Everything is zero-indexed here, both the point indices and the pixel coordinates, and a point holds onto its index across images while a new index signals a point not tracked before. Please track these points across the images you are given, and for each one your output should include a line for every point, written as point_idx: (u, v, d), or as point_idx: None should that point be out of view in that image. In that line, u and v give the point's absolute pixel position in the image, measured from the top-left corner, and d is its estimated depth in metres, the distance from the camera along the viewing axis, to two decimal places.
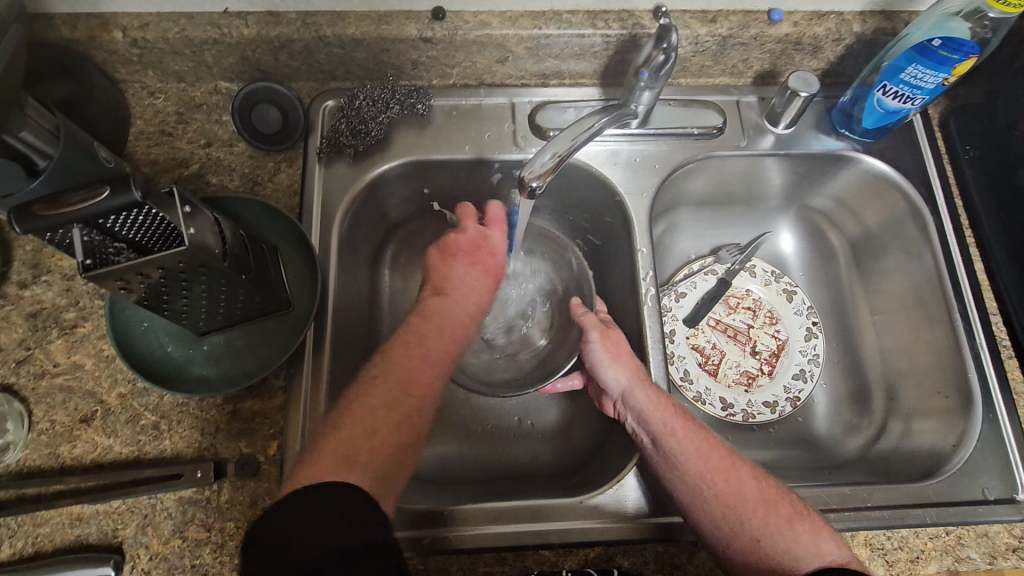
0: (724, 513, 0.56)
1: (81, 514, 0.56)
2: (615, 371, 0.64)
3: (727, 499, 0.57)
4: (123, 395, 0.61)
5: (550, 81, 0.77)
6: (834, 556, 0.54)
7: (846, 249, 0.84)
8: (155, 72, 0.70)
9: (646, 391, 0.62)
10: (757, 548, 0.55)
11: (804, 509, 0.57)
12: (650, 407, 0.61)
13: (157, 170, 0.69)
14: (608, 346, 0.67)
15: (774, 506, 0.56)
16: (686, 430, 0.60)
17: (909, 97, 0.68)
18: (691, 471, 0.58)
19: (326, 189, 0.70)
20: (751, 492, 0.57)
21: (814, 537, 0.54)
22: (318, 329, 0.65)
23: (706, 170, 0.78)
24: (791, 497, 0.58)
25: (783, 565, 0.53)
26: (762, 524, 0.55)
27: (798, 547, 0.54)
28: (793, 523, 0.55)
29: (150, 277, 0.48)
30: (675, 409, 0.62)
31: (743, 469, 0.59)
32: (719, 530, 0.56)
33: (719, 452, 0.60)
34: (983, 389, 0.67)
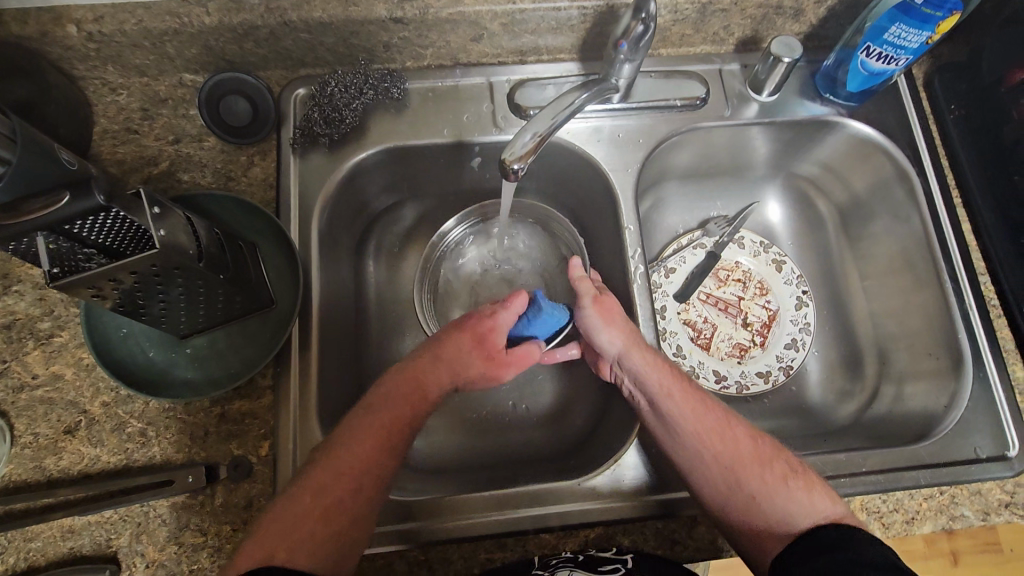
0: (722, 473, 0.56)
1: (73, 526, 0.55)
2: (610, 335, 0.61)
3: (725, 459, 0.57)
4: (106, 404, 0.59)
5: (528, 58, 0.75)
6: (829, 511, 0.54)
7: (833, 215, 0.83)
8: (115, 67, 0.67)
9: (643, 354, 0.60)
10: (754, 506, 0.55)
11: (797, 467, 0.57)
12: (648, 371, 0.60)
13: (125, 170, 0.66)
14: (603, 311, 0.63)
15: (769, 463, 0.57)
16: (684, 393, 0.59)
17: (893, 57, 0.66)
18: (689, 433, 0.58)
19: (303, 181, 0.68)
20: (747, 452, 0.57)
21: (808, 493, 0.55)
22: (303, 325, 0.63)
23: (690, 142, 0.77)
24: (787, 456, 0.58)
25: (779, 521, 0.54)
26: (759, 483, 0.56)
27: (794, 503, 0.54)
28: (787, 480, 0.56)
29: (123, 282, 0.46)
30: (672, 371, 0.61)
31: (739, 428, 0.59)
32: (716, 490, 0.56)
33: (716, 412, 0.59)
34: (972, 343, 0.68)
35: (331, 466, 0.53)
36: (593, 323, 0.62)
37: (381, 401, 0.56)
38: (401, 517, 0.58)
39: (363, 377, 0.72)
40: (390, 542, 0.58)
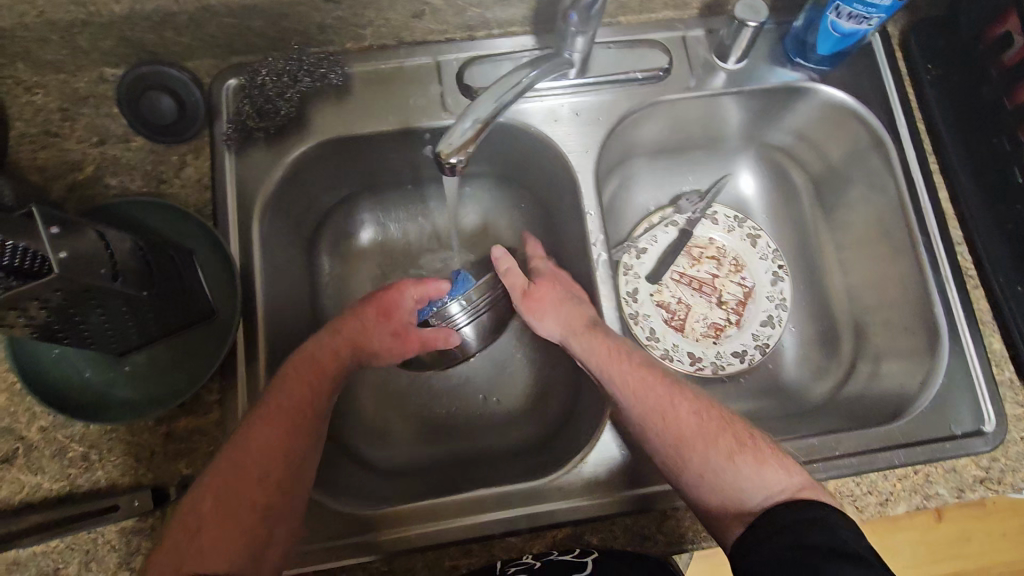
0: (667, 452, 0.54)
1: (18, 558, 0.53)
2: (548, 326, 0.63)
3: (666, 439, 0.55)
4: (44, 429, 0.56)
5: (477, 33, 0.69)
6: (785, 485, 0.51)
7: (809, 185, 0.80)
8: (27, 64, 0.62)
9: (582, 339, 0.61)
10: (703, 482, 0.53)
11: (748, 440, 0.54)
12: (586, 355, 0.60)
13: (48, 177, 0.62)
14: (535, 305, 0.64)
15: (714, 440, 0.54)
16: (623, 372, 0.58)
17: (865, 17, 0.62)
18: (635, 414, 0.56)
19: (241, 179, 0.64)
20: (692, 428, 0.55)
21: (757, 466, 0.52)
22: (251, 334, 0.60)
23: (655, 116, 0.73)
24: (736, 428, 0.56)
25: (731, 495, 0.52)
26: (704, 459, 0.53)
27: (744, 478, 0.52)
28: (733, 457, 0.53)
29: (30, 311, 0.43)
30: (614, 347, 0.59)
31: (682, 403, 0.56)
32: (668, 468, 0.55)
33: (658, 391, 0.57)
34: (942, 301, 0.66)
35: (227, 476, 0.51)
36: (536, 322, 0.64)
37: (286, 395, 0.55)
38: (364, 527, 0.57)
39: None
40: (351, 554, 0.56)
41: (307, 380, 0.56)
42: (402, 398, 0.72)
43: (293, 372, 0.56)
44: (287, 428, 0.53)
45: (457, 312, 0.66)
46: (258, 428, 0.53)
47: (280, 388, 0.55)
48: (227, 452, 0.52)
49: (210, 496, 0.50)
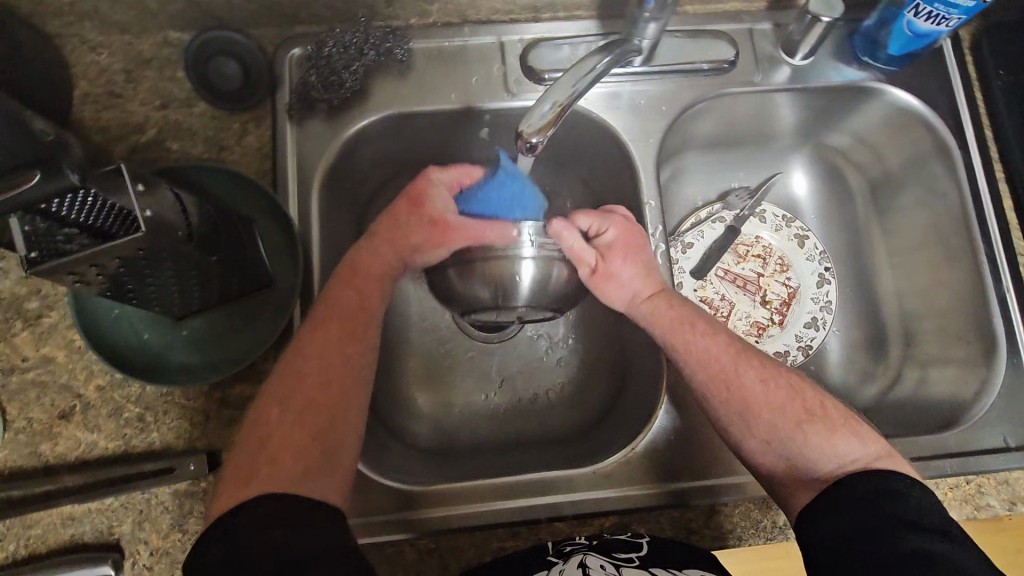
0: (732, 418, 0.55)
1: (73, 513, 0.54)
2: (614, 292, 0.61)
3: (733, 405, 0.55)
4: (101, 388, 0.57)
5: (542, 14, 0.68)
6: (854, 456, 0.51)
7: (862, 187, 0.79)
8: (94, 23, 0.61)
9: (644, 309, 0.60)
10: (769, 448, 0.54)
11: (818, 410, 0.54)
12: (649, 321, 0.60)
13: (111, 138, 0.62)
14: (600, 281, 0.60)
15: (782, 409, 0.54)
16: (686, 336, 0.58)
17: (944, 17, 0.61)
18: (697, 381, 0.57)
19: (301, 150, 0.63)
20: (757, 396, 0.55)
21: (828, 437, 0.52)
22: (306, 306, 0.60)
23: (715, 110, 0.72)
24: (805, 396, 0.55)
25: (798, 463, 0.52)
26: (771, 427, 0.54)
27: (813, 448, 0.52)
28: (801, 427, 0.53)
29: (108, 267, 0.43)
30: (673, 320, 0.59)
31: (749, 372, 0.56)
32: (729, 433, 0.56)
33: (722, 358, 0.57)
34: (999, 292, 0.66)
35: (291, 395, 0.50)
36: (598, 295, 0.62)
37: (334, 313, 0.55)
38: (413, 504, 0.57)
39: None
40: (400, 529, 0.56)
41: (357, 292, 0.56)
42: (444, 380, 0.72)
43: (344, 282, 0.57)
44: (348, 331, 0.54)
45: (535, 233, 0.56)
46: (318, 333, 0.54)
47: (332, 303, 0.55)
48: (288, 359, 0.53)
49: (278, 399, 0.50)
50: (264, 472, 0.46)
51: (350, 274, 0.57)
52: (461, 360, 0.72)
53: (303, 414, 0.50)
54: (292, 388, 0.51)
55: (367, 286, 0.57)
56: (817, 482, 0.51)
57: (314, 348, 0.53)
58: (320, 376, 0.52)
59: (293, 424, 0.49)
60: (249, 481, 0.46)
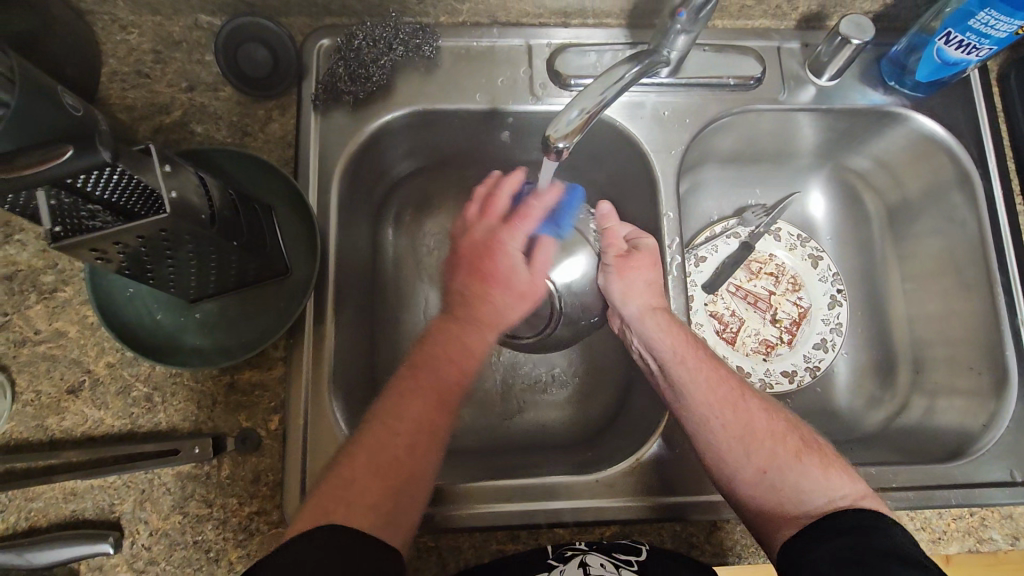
0: (731, 444, 0.54)
1: (75, 488, 0.54)
2: (625, 293, 0.61)
3: (735, 430, 0.55)
4: (112, 365, 0.57)
5: (571, 21, 0.68)
6: (846, 490, 0.52)
7: (879, 212, 0.78)
8: (126, 2, 0.62)
9: (658, 317, 0.59)
10: (763, 479, 0.53)
11: (814, 445, 0.55)
12: (659, 335, 0.59)
13: (136, 117, 0.62)
14: (626, 270, 0.62)
15: (782, 439, 0.55)
16: (697, 359, 0.58)
17: (975, 47, 0.61)
18: (700, 402, 0.56)
19: (323, 140, 0.63)
20: (761, 425, 0.55)
21: (823, 471, 0.53)
22: (319, 296, 0.60)
23: (738, 125, 0.72)
24: (802, 431, 0.56)
25: (792, 497, 0.52)
26: (770, 455, 0.54)
27: (809, 480, 0.52)
28: (801, 457, 0.54)
29: (129, 245, 0.43)
30: (685, 335, 0.59)
31: (754, 402, 0.57)
32: (724, 460, 0.54)
33: (728, 383, 0.57)
34: (1013, 328, 0.66)
35: (373, 440, 0.50)
36: (616, 287, 0.62)
37: (423, 368, 0.54)
38: None
39: (377, 350, 0.69)
40: None
41: (448, 352, 0.55)
42: None
43: (437, 346, 0.55)
44: (434, 397, 0.52)
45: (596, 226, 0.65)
46: (410, 394, 0.52)
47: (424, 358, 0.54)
48: (378, 412, 0.52)
49: (369, 448, 0.49)
50: (341, 512, 0.46)
51: (447, 345, 0.55)
52: None
53: (383, 461, 0.49)
54: (381, 443, 0.50)
55: (463, 349, 0.55)
56: (810, 515, 0.51)
57: (404, 407, 0.51)
58: (404, 428, 0.51)
59: (370, 463, 0.49)
60: (328, 515, 0.46)
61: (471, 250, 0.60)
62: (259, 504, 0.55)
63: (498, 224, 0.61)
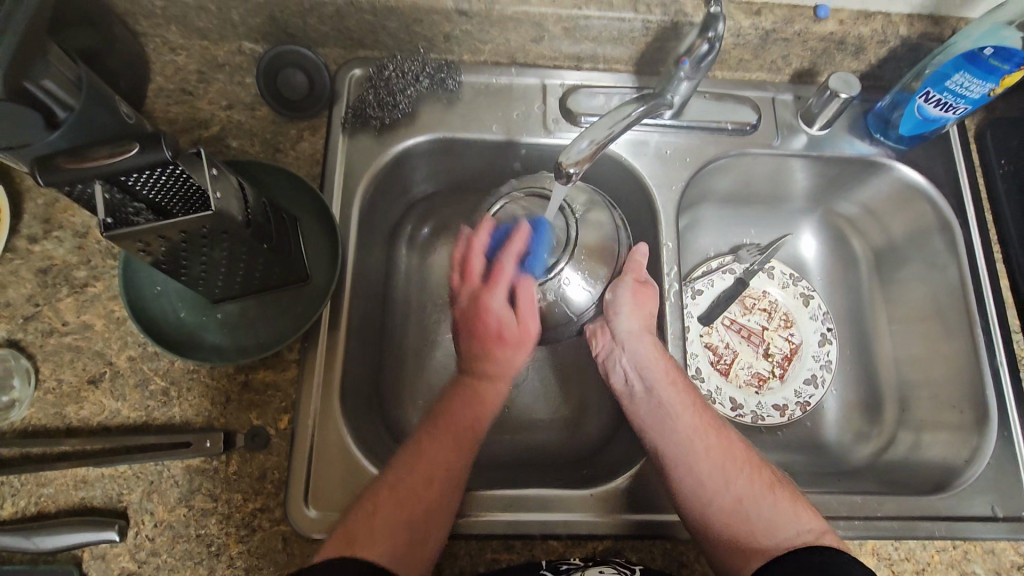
0: (713, 468, 0.56)
1: (86, 476, 0.56)
2: (630, 316, 0.63)
3: (717, 455, 0.57)
4: (133, 359, 0.59)
5: (583, 65, 0.74)
6: (814, 524, 0.54)
7: (868, 256, 0.83)
8: (177, 27, 0.67)
9: (649, 340, 0.62)
10: (739, 506, 0.55)
11: (784, 481, 0.58)
12: (652, 358, 0.61)
13: (176, 130, 0.67)
14: (640, 295, 0.63)
15: (757, 469, 0.57)
16: (684, 384, 0.61)
17: (952, 106, 0.66)
18: (685, 425, 0.59)
19: (349, 160, 0.68)
20: (739, 453, 0.58)
21: (794, 504, 0.55)
22: (334, 305, 0.63)
23: (735, 167, 0.77)
24: (773, 467, 0.59)
25: (765, 525, 0.54)
26: (745, 485, 0.56)
27: (781, 512, 0.54)
28: (773, 488, 0.56)
29: (170, 239, 0.46)
30: (673, 363, 0.62)
31: (734, 434, 0.60)
32: (704, 484, 0.56)
33: (709, 415, 0.60)
34: (991, 366, 0.68)
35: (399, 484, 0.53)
36: (622, 301, 0.63)
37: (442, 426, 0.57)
38: None
39: (384, 362, 0.72)
40: None
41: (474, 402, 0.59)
42: None
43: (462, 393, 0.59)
44: (461, 439, 0.56)
45: (617, 252, 0.66)
46: (433, 439, 0.56)
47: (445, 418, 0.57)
48: (400, 460, 0.55)
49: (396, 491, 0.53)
50: (364, 541, 0.49)
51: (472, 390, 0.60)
52: None
53: (407, 502, 0.52)
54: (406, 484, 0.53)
55: (481, 397, 0.59)
56: (778, 547, 0.52)
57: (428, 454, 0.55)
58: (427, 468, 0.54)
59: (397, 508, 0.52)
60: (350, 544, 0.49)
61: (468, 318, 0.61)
62: (263, 500, 0.56)
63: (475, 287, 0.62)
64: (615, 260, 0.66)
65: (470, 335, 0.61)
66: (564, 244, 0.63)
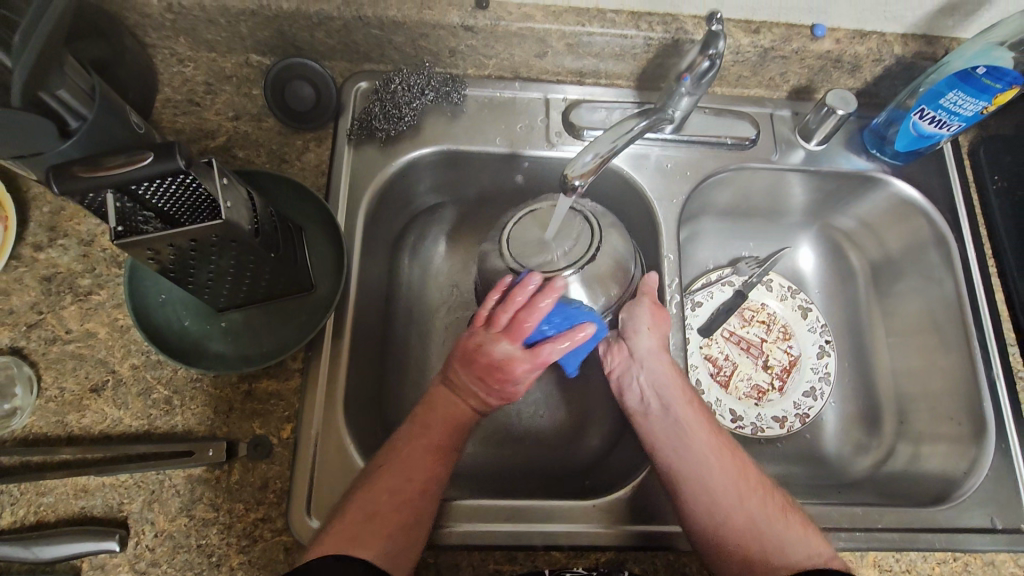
0: (726, 487, 0.56)
1: (86, 485, 0.55)
2: (649, 333, 0.63)
3: (733, 475, 0.57)
4: (136, 367, 0.59)
5: (586, 80, 0.75)
6: (824, 551, 0.54)
7: (864, 269, 0.84)
8: (187, 39, 0.68)
9: (666, 359, 0.63)
10: (752, 527, 0.55)
11: (795, 505, 0.58)
12: (669, 376, 0.62)
13: (183, 140, 0.67)
14: (658, 313, 0.64)
15: (770, 491, 0.57)
16: (699, 405, 0.62)
17: (946, 122, 0.68)
18: (701, 443, 0.59)
19: (354, 171, 0.69)
20: (753, 474, 0.58)
21: (805, 528, 0.55)
22: (338, 314, 0.63)
23: (734, 181, 0.78)
24: (785, 491, 0.59)
25: (776, 546, 0.53)
26: (759, 506, 0.56)
27: (793, 535, 0.54)
28: (786, 512, 0.56)
29: (180, 247, 0.46)
30: (688, 383, 0.63)
31: (747, 456, 0.60)
32: (716, 504, 0.56)
33: (723, 435, 0.61)
34: (988, 377, 0.69)
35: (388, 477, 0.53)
36: (642, 320, 0.64)
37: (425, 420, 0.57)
38: None
39: (385, 372, 0.72)
40: None
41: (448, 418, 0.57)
42: None
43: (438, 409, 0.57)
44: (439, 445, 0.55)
45: (630, 280, 0.66)
46: (416, 444, 0.55)
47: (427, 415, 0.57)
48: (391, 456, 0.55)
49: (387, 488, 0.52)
50: (364, 538, 0.49)
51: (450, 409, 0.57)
52: None
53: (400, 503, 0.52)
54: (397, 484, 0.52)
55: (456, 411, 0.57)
56: (790, 568, 0.52)
57: (412, 453, 0.54)
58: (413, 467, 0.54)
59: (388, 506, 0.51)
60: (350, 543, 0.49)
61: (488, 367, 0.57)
62: (265, 510, 0.56)
63: (517, 351, 0.57)
64: (627, 282, 0.66)
65: (477, 376, 0.57)
66: (584, 249, 0.63)
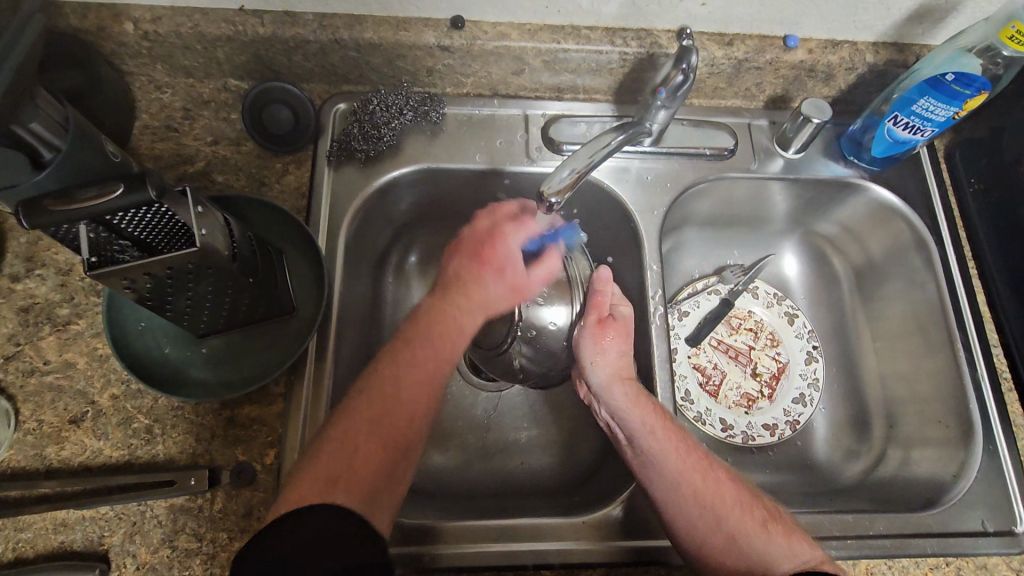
0: (701, 511, 0.56)
1: (66, 519, 0.54)
2: (597, 363, 0.65)
3: (707, 499, 0.56)
4: (116, 397, 0.59)
5: (564, 95, 0.76)
6: (809, 557, 0.53)
7: (848, 274, 0.85)
8: (164, 66, 0.68)
9: (621, 387, 0.63)
10: (733, 548, 0.54)
11: (778, 513, 0.57)
12: (626, 406, 0.62)
13: (162, 166, 0.67)
14: (602, 337, 0.65)
15: (749, 506, 0.57)
16: (665, 429, 0.60)
17: (920, 128, 0.69)
18: (670, 471, 0.58)
19: (335, 192, 0.69)
20: (728, 493, 0.57)
21: (787, 538, 0.55)
22: (321, 336, 0.63)
23: (715, 190, 0.78)
24: (765, 501, 0.58)
25: (757, 563, 0.53)
26: (739, 525, 0.55)
27: (775, 548, 0.54)
28: (767, 525, 0.55)
29: (155, 276, 0.46)
30: (651, 407, 0.62)
31: (722, 470, 0.59)
32: (694, 531, 0.55)
33: (695, 453, 0.59)
34: (973, 379, 0.69)
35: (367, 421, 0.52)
36: (588, 352, 0.65)
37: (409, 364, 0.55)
38: (399, 541, 0.58)
39: None
40: None
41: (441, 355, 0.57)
42: (441, 423, 0.73)
43: (431, 324, 0.58)
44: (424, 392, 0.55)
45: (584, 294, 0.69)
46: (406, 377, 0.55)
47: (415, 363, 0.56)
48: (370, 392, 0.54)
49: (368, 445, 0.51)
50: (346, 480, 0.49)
51: (441, 315, 0.59)
52: (460, 406, 0.75)
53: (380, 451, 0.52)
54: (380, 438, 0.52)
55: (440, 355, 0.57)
56: None
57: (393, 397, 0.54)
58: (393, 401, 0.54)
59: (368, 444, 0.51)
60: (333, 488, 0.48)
61: (472, 232, 0.64)
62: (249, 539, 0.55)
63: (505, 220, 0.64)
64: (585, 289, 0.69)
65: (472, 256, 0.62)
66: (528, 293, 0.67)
